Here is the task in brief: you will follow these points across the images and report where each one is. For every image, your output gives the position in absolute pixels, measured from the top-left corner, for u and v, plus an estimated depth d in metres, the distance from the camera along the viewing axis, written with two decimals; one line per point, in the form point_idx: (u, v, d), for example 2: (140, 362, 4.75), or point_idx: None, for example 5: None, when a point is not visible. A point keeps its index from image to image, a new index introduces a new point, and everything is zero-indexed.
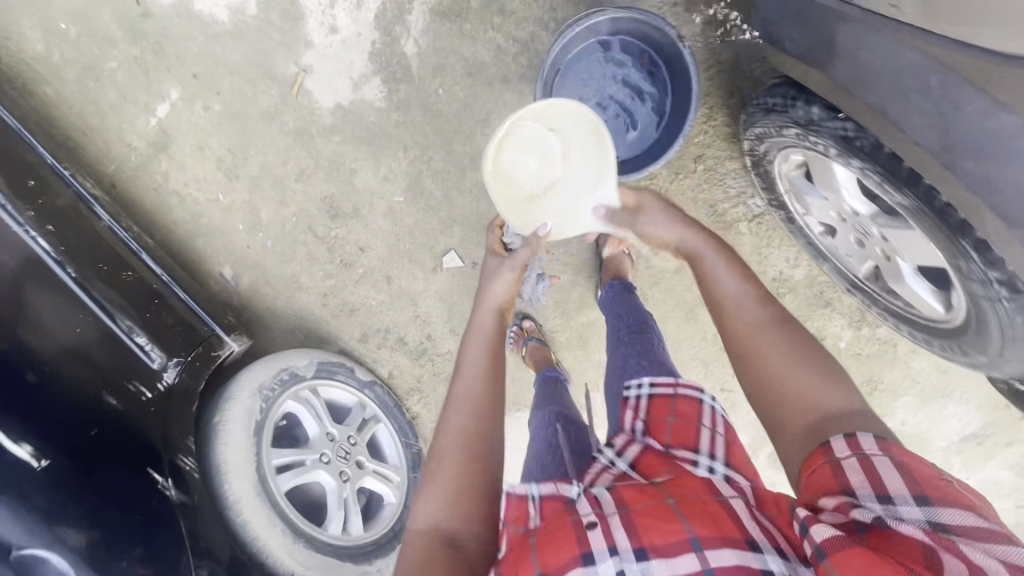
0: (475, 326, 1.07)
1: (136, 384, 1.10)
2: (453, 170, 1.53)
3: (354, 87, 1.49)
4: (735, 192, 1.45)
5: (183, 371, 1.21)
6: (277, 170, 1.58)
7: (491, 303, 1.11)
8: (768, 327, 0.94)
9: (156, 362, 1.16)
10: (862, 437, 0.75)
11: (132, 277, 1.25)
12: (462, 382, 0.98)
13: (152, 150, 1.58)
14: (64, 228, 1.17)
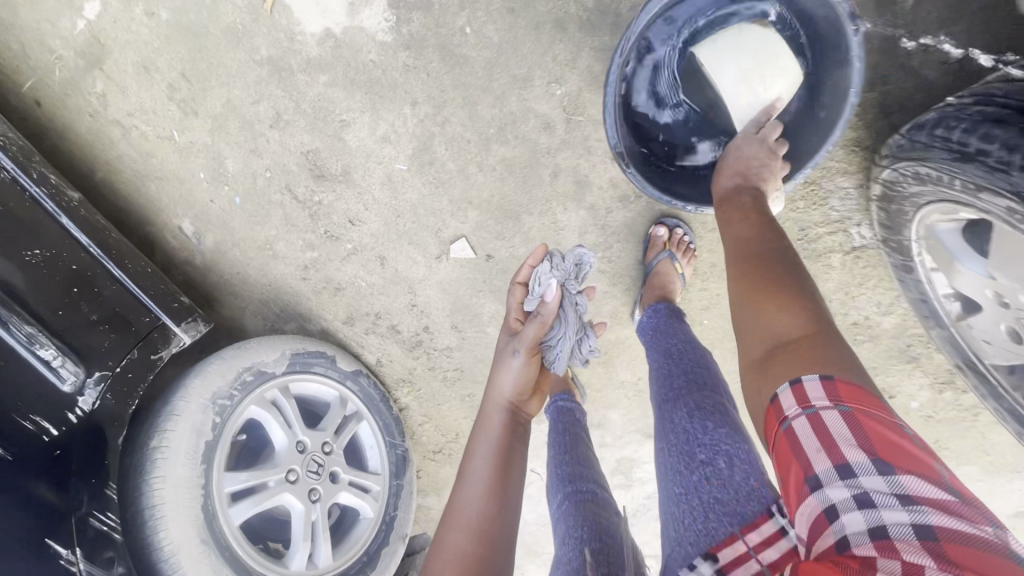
0: (482, 427, 0.95)
1: (37, 418, 0.90)
2: (473, 138, 1.17)
3: (351, 10, 1.10)
4: (836, 212, 1.12)
5: (104, 388, 0.98)
6: (246, 110, 1.22)
7: (499, 399, 0.96)
8: (764, 271, 0.84)
9: (64, 384, 0.93)
10: (807, 384, 0.64)
11: (44, 257, 0.96)
12: (461, 495, 0.84)
13: (84, 62, 1.21)
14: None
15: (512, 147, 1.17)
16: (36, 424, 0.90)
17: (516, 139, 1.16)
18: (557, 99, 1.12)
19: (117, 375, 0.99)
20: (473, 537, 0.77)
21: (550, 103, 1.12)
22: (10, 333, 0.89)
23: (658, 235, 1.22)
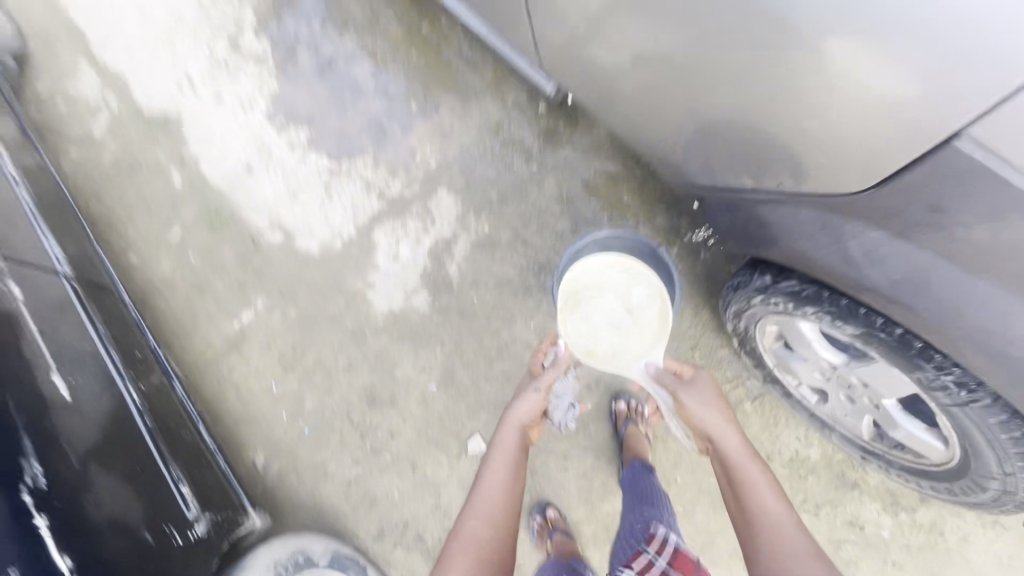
0: (498, 439, 1.14)
1: (170, 528, 1.47)
2: (482, 359, 1.77)
3: (406, 297, 1.85)
4: (732, 374, 1.63)
5: (210, 530, 1.54)
6: (329, 364, 1.82)
7: (516, 419, 1.16)
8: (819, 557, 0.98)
9: (190, 514, 1.52)
10: None
11: (185, 441, 1.62)
12: (481, 493, 1.03)
13: (228, 348, 1.88)
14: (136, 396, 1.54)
15: (508, 363, 1.76)
16: (167, 535, 1.46)
17: (509, 356, 1.76)
18: (532, 328, 1.77)
19: (218, 524, 1.57)
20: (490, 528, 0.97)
21: (529, 331, 1.77)
22: (168, 473, 1.51)
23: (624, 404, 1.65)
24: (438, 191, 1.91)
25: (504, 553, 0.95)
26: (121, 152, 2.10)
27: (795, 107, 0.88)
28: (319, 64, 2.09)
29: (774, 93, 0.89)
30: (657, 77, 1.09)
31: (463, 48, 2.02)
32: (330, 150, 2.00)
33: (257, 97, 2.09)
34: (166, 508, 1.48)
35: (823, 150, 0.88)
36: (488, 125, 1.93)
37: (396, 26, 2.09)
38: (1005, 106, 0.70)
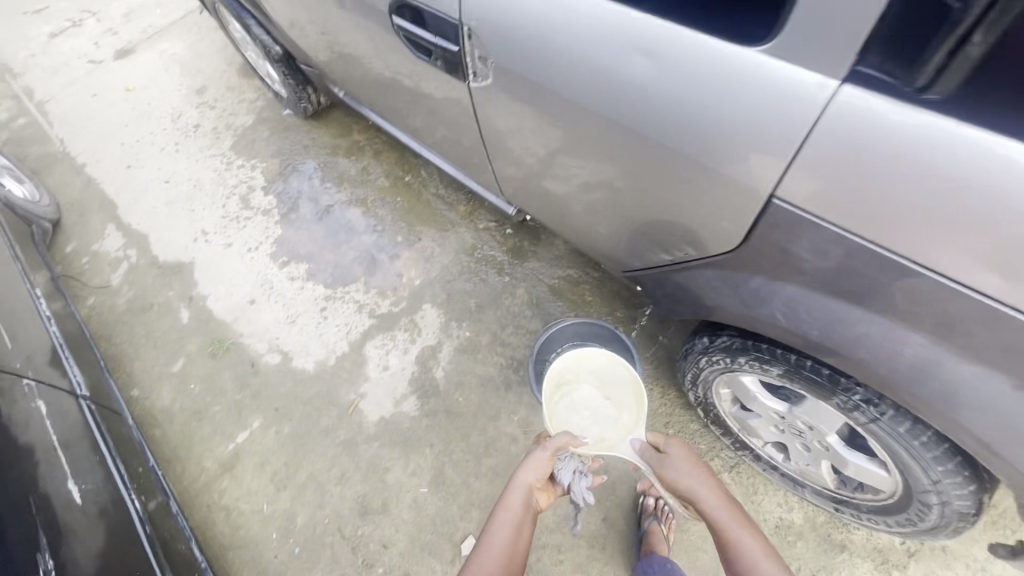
0: (504, 501, 1.10)
1: None
2: (471, 457, 1.84)
3: (396, 403, 1.97)
4: (706, 446, 1.74)
5: None
6: (321, 477, 1.87)
7: (524, 483, 1.12)
8: None
9: None
10: None
11: (187, 552, 1.45)
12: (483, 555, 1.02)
13: (220, 471, 1.91)
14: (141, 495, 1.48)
15: (495, 458, 1.83)
16: None
17: (497, 451, 1.84)
18: (516, 422, 1.88)
19: None
20: None
21: (513, 425, 1.88)
22: None
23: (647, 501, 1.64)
24: (423, 306, 2.15)
25: None
26: (135, 297, 2.34)
27: (688, 210, 1.06)
28: (318, 212, 2.47)
29: (671, 201, 1.09)
30: (598, 197, 1.35)
31: (440, 191, 2.44)
32: (326, 279, 2.28)
33: (263, 242, 2.42)
34: None
35: (720, 239, 1.05)
36: (464, 248, 2.26)
37: (384, 178, 2.53)
38: (838, 195, 0.80)
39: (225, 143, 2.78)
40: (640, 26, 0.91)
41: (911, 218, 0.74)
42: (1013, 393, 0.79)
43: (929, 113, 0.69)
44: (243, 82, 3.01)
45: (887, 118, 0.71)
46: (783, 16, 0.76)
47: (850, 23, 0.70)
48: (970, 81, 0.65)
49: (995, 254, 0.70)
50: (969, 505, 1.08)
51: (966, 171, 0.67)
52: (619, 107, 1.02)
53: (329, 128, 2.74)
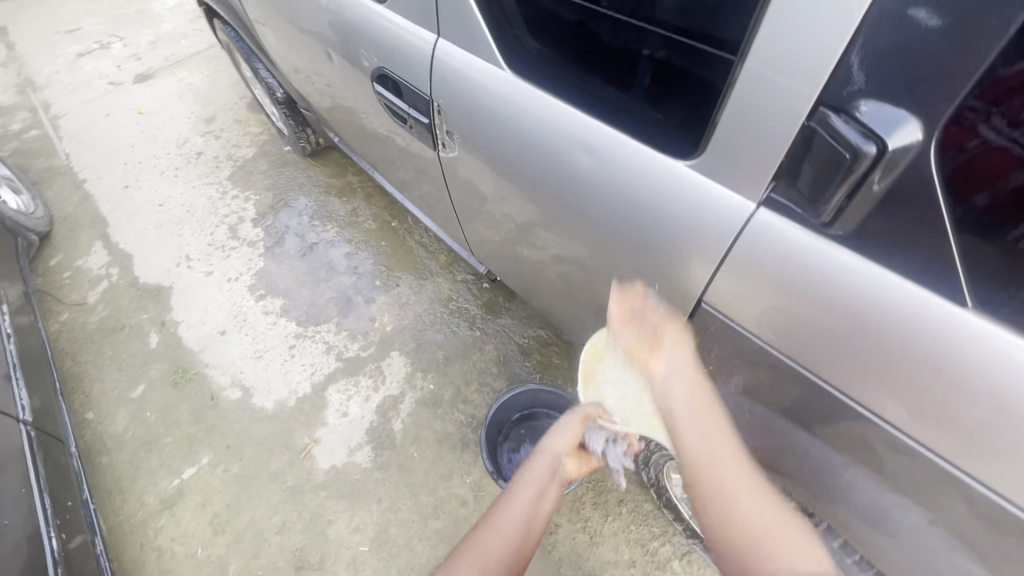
0: (530, 465, 1.04)
1: None
2: (417, 517, 1.78)
3: (349, 452, 1.93)
4: (659, 530, 1.69)
5: None
6: (262, 523, 1.81)
7: (552, 450, 1.07)
8: None
9: None
10: None
11: None
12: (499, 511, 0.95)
13: (160, 507, 1.86)
14: (66, 531, 1.47)
15: (442, 520, 1.77)
16: None
17: (445, 512, 1.78)
18: (468, 484, 1.83)
19: None
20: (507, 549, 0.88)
21: (464, 486, 1.83)
22: None
23: None
24: (391, 353, 2.14)
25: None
26: (108, 316, 2.34)
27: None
28: (302, 249, 2.50)
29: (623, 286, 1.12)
30: (564, 270, 1.37)
31: (423, 239, 2.48)
32: (299, 316, 2.28)
33: (244, 273, 2.44)
34: None
35: None
36: (439, 297, 2.27)
37: (371, 221, 2.57)
38: (758, 313, 0.82)
39: (223, 172, 2.85)
40: (589, 129, 0.99)
41: (821, 344, 0.77)
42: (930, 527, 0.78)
43: (835, 249, 0.72)
44: (251, 115, 3.12)
45: (800, 248, 0.74)
46: (708, 135, 0.81)
47: (760, 155, 0.74)
48: (866, 222, 0.68)
49: (898, 392, 0.72)
50: None
51: (869, 309, 0.70)
52: (573, 197, 1.09)
53: (325, 167, 2.82)
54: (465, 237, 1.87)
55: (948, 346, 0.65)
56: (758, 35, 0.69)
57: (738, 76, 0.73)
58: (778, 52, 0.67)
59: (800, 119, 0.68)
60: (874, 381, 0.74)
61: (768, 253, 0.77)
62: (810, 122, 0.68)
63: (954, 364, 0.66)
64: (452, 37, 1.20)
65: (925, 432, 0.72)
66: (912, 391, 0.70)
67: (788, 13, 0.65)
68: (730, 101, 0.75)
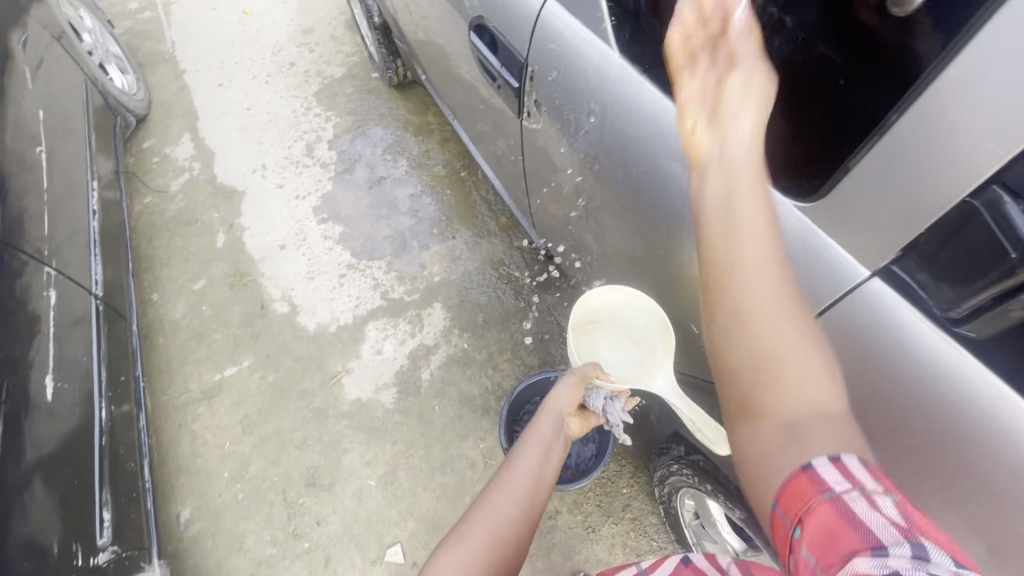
0: (535, 430, 1.02)
1: (78, 545, 1.29)
2: (425, 467, 1.83)
3: (376, 390, 1.99)
4: (657, 543, 1.66)
5: (111, 561, 1.36)
6: (285, 435, 1.91)
7: (552, 412, 1.06)
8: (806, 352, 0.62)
9: (101, 539, 1.36)
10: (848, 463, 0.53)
11: (133, 467, 1.58)
12: (508, 473, 0.93)
13: (200, 396, 2.00)
14: (114, 401, 1.61)
15: (448, 477, 1.81)
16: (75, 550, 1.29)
17: (451, 470, 1.82)
18: (480, 449, 1.85)
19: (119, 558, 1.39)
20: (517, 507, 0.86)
21: (476, 450, 1.85)
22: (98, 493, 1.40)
23: None
24: (433, 304, 2.15)
25: (523, 540, 0.83)
26: (184, 208, 2.47)
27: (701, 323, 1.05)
28: (369, 180, 2.50)
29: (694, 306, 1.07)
30: (627, 272, 1.30)
31: (488, 196, 2.43)
32: (354, 248, 2.32)
33: (311, 193, 2.49)
34: (85, 519, 1.34)
35: None
36: (491, 260, 2.24)
37: (440, 167, 2.53)
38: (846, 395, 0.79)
39: (310, 88, 2.86)
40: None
41: (908, 443, 0.72)
42: None
43: (961, 359, 0.63)
44: (346, 34, 3.09)
45: (921, 351, 0.67)
46: (827, 181, 0.73)
47: (892, 222, 0.66)
48: (1004, 339, 0.60)
49: (988, 525, 0.67)
50: None
51: (971, 431, 0.64)
52: (659, 204, 1.02)
53: (407, 102, 2.77)
54: (530, 208, 1.80)
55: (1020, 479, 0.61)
56: (933, 89, 0.59)
57: (893, 124, 0.63)
58: (956, 117, 0.57)
59: (959, 194, 0.59)
60: (962, 502, 0.69)
61: (876, 344, 0.71)
62: (972, 201, 0.58)
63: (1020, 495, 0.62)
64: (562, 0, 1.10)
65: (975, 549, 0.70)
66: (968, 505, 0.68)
67: (976, 78, 0.55)
68: (871, 151, 0.66)
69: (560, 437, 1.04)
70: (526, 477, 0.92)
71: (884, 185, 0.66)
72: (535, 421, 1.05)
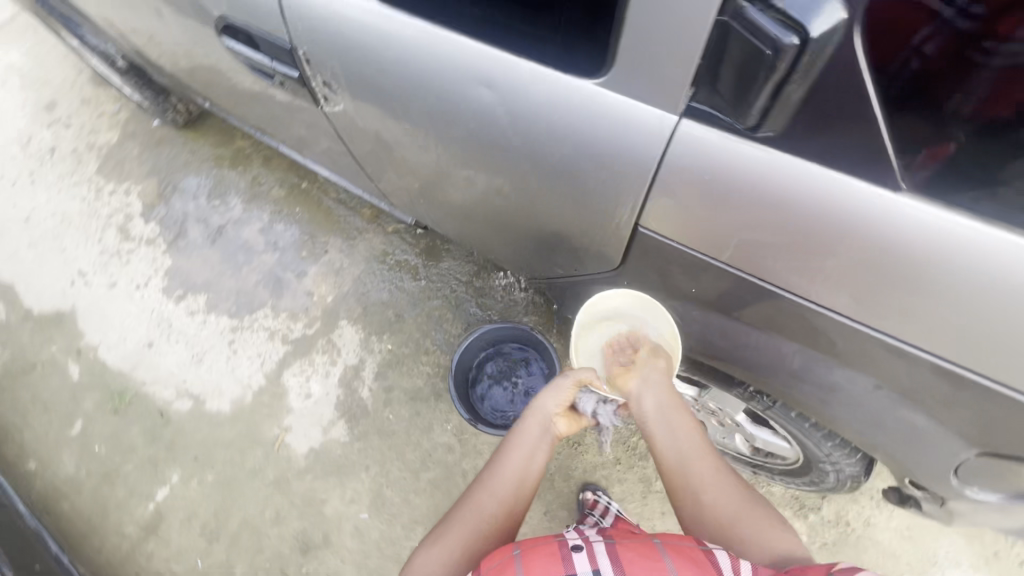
0: (523, 428, 1.05)
1: None
2: (408, 474, 1.81)
3: (324, 431, 1.89)
4: (635, 425, 1.80)
5: None
6: (255, 520, 1.79)
7: (543, 415, 1.06)
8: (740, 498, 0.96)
9: None
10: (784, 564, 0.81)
11: None
12: (493, 465, 1.00)
13: (143, 534, 1.80)
14: None
15: (433, 471, 1.81)
16: None
17: (434, 463, 1.82)
18: (450, 431, 1.86)
19: None
20: (501, 510, 0.94)
21: (446, 434, 1.85)
22: None
23: (591, 492, 1.68)
24: (339, 324, 2.05)
25: (502, 536, 0.93)
26: (12, 358, 2.09)
27: (573, 232, 1.10)
28: (209, 234, 2.26)
29: (558, 225, 1.11)
30: (490, 216, 1.30)
31: (340, 196, 2.29)
32: (230, 309, 2.11)
33: (152, 275, 2.20)
34: None
35: (607, 250, 1.08)
36: (374, 255, 2.15)
37: (277, 188, 2.33)
38: (706, 236, 0.89)
39: (89, 167, 2.46)
40: (494, 63, 0.91)
41: (759, 241, 0.84)
42: (840, 370, 0.93)
43: (757, 153, 0.77)
44: (98, 91, 2.65)
45: (756, 158, 0.77)
46: (610, 54, 0.80)
47: (674, 60, 0.74)
48: (793, 128, 0.73)
49: (854, 280, 0.80)
50: (857, 468, 1.19)
51: (815, 204, 0.77)
52: (490, 138, 1.02)
53: (206, 137, 2.48)
54: (383, 190, 1.73)
55: (862, 223, 0.75)
56: None
57: None
58: None
59: (711, 16, 0.68)
60: (829, 273, 0.82)
61: (720, 168, 0.80)
62: (721, 18, 0.68)
63: (865, 234, 0.76)
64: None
65: (854, 306, 0.83)
66: (837, 267, 0.81)
67: None
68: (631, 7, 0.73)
69: (549, 437, 1.05)
70: (510, 479, 0.97)
71: (652, 34, 0.73)
72: (526, 415, 1.06)
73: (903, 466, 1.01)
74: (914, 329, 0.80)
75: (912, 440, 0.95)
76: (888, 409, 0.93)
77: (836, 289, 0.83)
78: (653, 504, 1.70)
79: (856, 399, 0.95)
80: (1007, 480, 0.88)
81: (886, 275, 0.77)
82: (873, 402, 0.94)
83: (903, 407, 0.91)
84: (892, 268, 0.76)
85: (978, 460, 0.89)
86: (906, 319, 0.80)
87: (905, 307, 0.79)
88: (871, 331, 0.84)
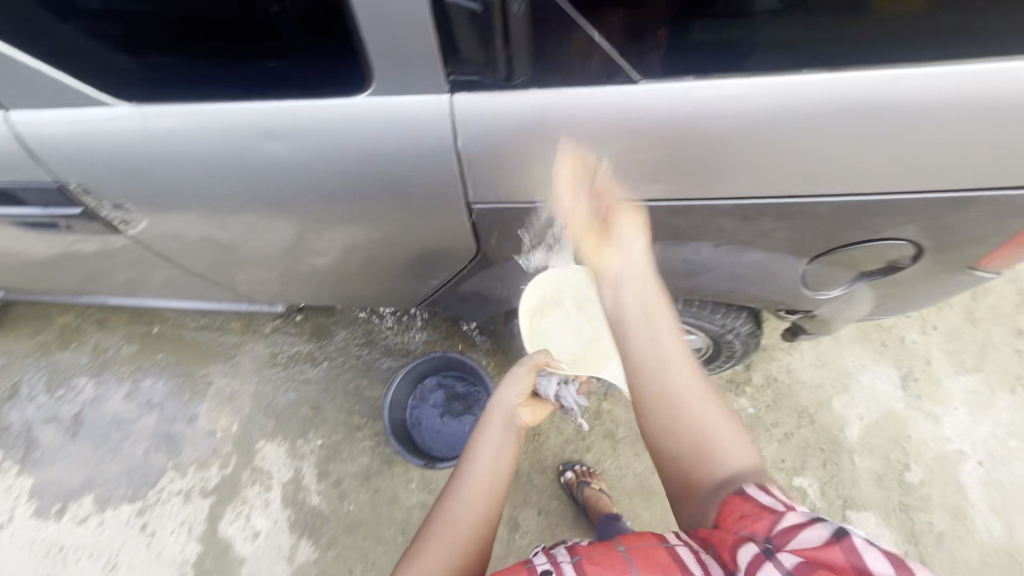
0: (487, 423, 1.07)
1: None
2: (395, 552, 1.71)
3: (289, 561, 1.72)
4: None
5: None
6: None
7: (505, 405, 1.09)
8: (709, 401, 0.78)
9: None
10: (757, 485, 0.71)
11: None
12: (462, 469, 0.99)
13: None
14: None
15: None
16: None
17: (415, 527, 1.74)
18: (417, 488, 1.79)
19: None
20: (474, 508, 0.92)
21: (415, 493, 1.78)
22: None
23: (570, 470, 1.71)
24: (256, 446, 1.88)
25: (481, 544, 0.89)
26: None
27: (426, 238, 1.14)
28: (66, 429, 1.96)
29: (411, 238, 1.14)
30: (352, 263, 1.30)
31: (201, 322, 2.12)
32: (126, 493, 1.85)
33: (14, 505, 1.86)
34: None
35: (461, 240, 1.13)
36: (263, 361, 2.02)
37: (127, 345, 2.10)
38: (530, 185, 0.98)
39: None
40: (276, 115, 0.94)
41: (570, 165, 0.94)
42: (687, 246, 1.07)
43: (531, 95, 0.87)
44: None
45: (535, 103, 0.88)
46: (365, 66, 0.86)
47: (416, 41, 0.81)
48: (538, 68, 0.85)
49: (656, 168, 0.93)
50: (749, 325, 1.35)
51: (595, 119, 0.88)
52: (306, 189, 1.03)
53: (18, 330, 2.16)
54: (240, 292, 1.64)
55: (636, 119, 0.87)
56: None
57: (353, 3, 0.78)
58: None
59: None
60: (636, 169, 0.93)
61: (509, 122, 0.89)
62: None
63: (643, 126, 0.88)
64: (50, 104, 0.98)
65: (666, 189, 0.96)
66: (638, 162, 0.93)
67: None
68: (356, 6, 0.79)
69: (516, 431, 1.07)
70: (483, 476, 0.97)
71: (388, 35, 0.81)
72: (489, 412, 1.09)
73: (774, 301, 1.18)
74: (716, 185, 0.94)
75: (767, 276, 1.11)
76: (737, 259, 1.09)
77: (646, 181, 0.95)
78: (626, 451, 1.78)
79: (712, 264, 1.10)
80: (839, 270, 1.08)
81: (675, 151, 0.90)
82: (724, 259, 1.09)
83: (744, 251, 1.07)
84: (676, 145, 0.89)
85: (812, 266, 1.08)
86: (706, 179, 0.93)
87: (702, 170, 0.92)
88: (689, 203, 0.97)
